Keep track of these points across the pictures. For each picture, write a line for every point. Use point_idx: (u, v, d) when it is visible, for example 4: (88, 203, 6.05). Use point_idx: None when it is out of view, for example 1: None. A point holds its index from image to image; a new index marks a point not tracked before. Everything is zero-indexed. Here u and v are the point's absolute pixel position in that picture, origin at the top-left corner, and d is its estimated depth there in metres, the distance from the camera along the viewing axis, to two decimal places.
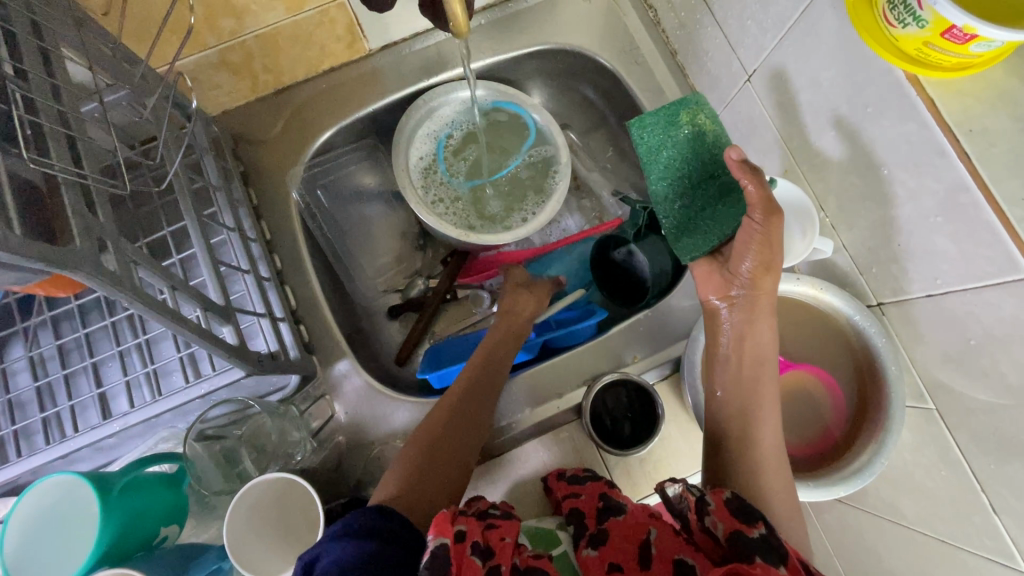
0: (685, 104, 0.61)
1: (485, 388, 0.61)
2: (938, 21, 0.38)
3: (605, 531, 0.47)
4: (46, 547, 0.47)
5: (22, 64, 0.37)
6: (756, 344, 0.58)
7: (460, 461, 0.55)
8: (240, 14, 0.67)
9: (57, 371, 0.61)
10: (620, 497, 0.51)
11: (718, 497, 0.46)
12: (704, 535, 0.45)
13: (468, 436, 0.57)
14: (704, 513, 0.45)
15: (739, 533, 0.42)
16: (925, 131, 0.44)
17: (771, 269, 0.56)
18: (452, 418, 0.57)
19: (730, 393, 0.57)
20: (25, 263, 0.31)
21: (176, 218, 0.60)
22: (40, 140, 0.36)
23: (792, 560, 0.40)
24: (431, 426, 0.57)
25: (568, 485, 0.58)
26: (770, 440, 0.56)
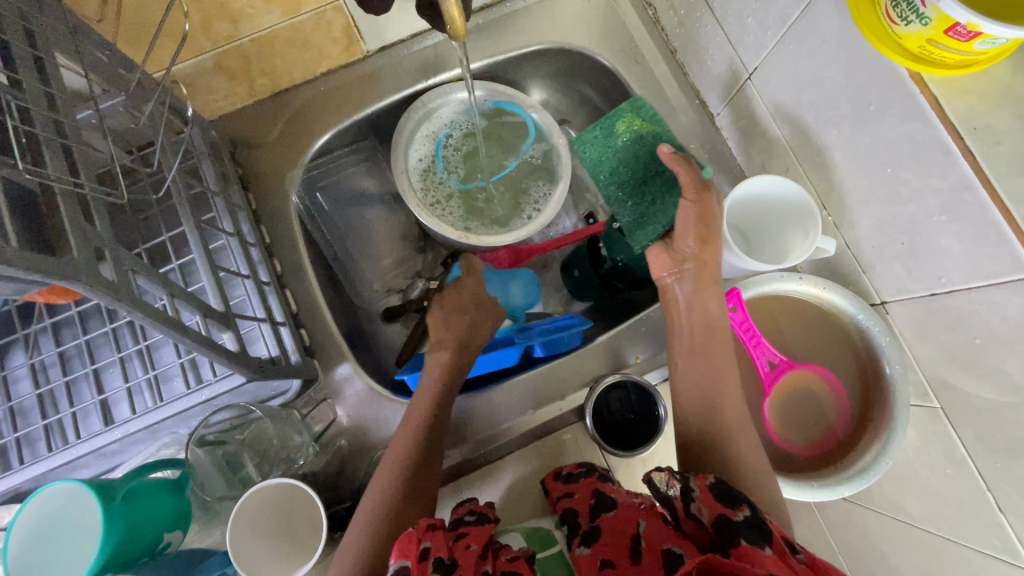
0: (619, 113, 0.66)
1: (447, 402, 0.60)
2: (942, 19, 0.37)
3: (597, 529, 0.49)
4: (51, 556, 0.47)
5: (17, 74, 0.37)
6: (706, 311, 0.59)
7: (432, 482, 0.57)
8: (235, 18, 0.66)
9: (58, 378, 0.61)
10: (612, 491, 0.53)
11: (702, 483, 0.44)
12: (691, 522, 0.43)
13: (436, 456, 0.58)
14: (689, 500, 0.43)
15: (723, 517, 0.40)
16: (929, 130, 0.43)
17: (711, 239, 0.59)
18: (421, 444, 0.57)
19: (693, 364, 0.58)
20: (21, 275, 0.31)
21: (175, 223, 0.60)
22: (36, 150, 0.36)
23: (778, 540, 0.38)
24: (399, 454, 0.56)
25: (561, 485, 0.58)
26: (736, 407, 0.56)
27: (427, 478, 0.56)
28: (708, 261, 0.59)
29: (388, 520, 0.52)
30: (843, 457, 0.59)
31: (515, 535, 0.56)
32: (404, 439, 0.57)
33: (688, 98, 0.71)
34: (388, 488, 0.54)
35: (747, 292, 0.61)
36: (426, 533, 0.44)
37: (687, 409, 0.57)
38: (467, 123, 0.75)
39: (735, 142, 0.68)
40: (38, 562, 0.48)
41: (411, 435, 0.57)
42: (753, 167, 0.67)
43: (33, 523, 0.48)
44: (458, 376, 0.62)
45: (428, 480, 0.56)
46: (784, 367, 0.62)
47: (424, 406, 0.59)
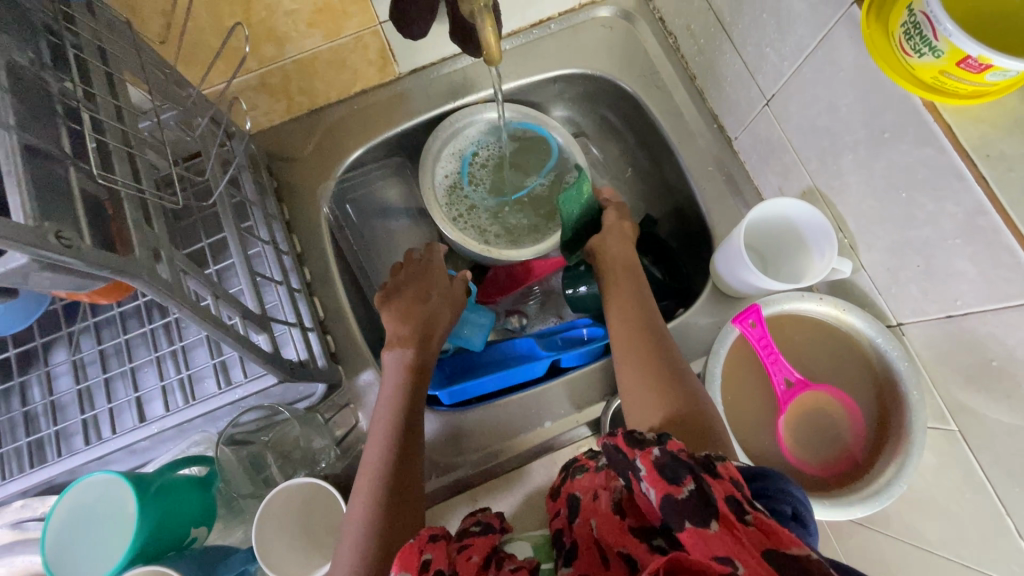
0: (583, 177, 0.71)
1: (414, 404, 0.59)
2: (953, 52, 0.39)
3: (573, 544, 0.48)
4: (89, 543, 0.50)
5: (92, 88, 0.40)
6: (630, 266, 0.66)
7: (415, 484, 0.55)
8: (281, 41, 0.64)
9: (97, 375, 0.64)
10: (578, 486, 0.53)
11: (646, 460, 0.43)
12: (643, 497, 0.43)
13: (415, 459, 0.56)
14: (637, 480, 0.42)
15: (668, 497, 0.39)
16: (943, 156, 0.45)
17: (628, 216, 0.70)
18: (399, 446, 0.56)
19: (626, 318, 0.62)
20: (93, 271, 0.33)
21: (215, 230, 0.63)
22: (106, 157, 0.39)
23: (724, 513, 0.37)
24: (374, 467, 0.55)
25: (553, 503, 0.57)
26: (665, 349, 0.59)
27: (409, 482, 0.55)
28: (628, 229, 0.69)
29: (383, 525, 0.51)
30: (860, 479, 0.58)
31: (522, 544, 0.55)
32: (376, 449, 0.56)
33: (707, 122, 0.73)
34: (371, 503, 0.52)
35: (767, 309, 0.62)
36: (428, 544, 0.45)
37: (624, 351, 0.60)
38: (491, 145, 0.78)
39: (753, 164, 0.69)
40: (75, 548, 0.50)
41: (387, 444, 0.56)
42: (770, 189, 0.68)
43: (70, 512, 0.50)
44: (424, 371, 0.61)
45: (411, 483, 0.55)
46: (801, 387, 0.62)
47: (392, 413, 0.58)
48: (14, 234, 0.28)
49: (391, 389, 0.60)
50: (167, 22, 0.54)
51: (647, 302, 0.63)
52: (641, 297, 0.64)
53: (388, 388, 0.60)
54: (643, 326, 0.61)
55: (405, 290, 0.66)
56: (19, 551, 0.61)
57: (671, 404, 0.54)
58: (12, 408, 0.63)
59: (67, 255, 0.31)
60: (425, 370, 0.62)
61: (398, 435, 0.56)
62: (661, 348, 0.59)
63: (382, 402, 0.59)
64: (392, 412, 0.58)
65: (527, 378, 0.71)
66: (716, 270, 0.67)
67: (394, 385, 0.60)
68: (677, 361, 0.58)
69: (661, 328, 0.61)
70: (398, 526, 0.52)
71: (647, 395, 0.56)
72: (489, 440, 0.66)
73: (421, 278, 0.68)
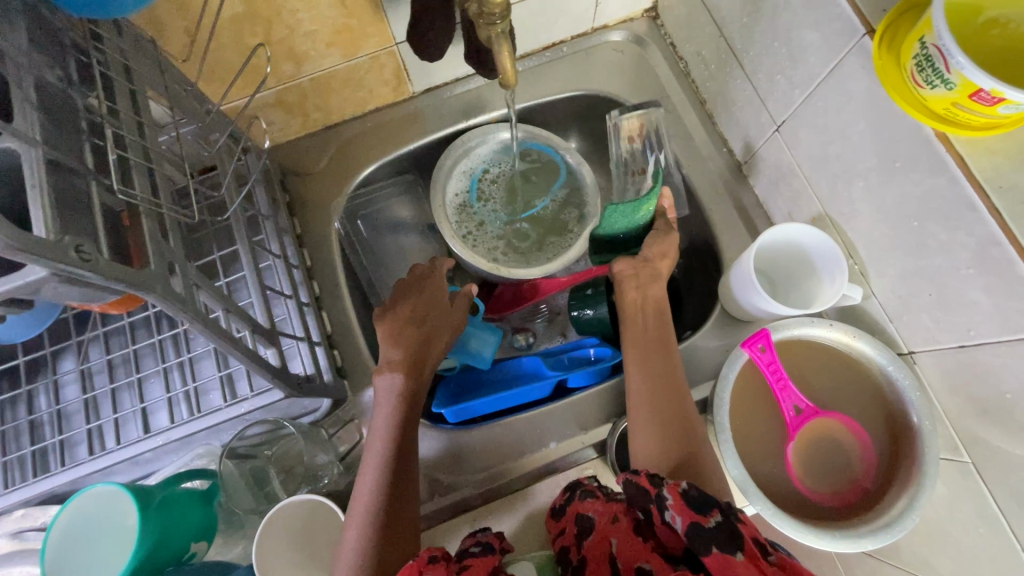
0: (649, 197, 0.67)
1: (408, 433, 0.57)
2: (966, 84, 0.39)
3: (581, 559, 0.50)
4: (86, 556, 0.49)
5: (116, 105, 0.41)
6: (658, 300, 0.64)
7: (409, 517, 0.54)
8: (299, 61, 0.63)
9: (104, 385, 0.64)
10: (589, 506, 0.53)
11: (673, 490, 0.47)
12: (666, 527, 0.47)
13: (409, 487, 0.55)
14: (663, 509, 0.46)
15: (696, 525, 0.44)
16: (955, 186, 0.45)
17: (671, 253, 0.66)
18: (392, 473, 0.54)
19: (641, 352, 0.61)
20: (109, 284, 0.34)
21: (227, 243, 0.64)
22: (126, 171, 0.40)
23: (749, 546, 0.42)
24: (366, 495, 0.53)
25: (559, 522, 0.56)
26: (676, 391, 0.59)
27: (402, 515, 0.54)
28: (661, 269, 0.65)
29: (374, 557, 0.50)
30: (869, 509, 0.57)
31: (525, 565, 0.54)
32: (370, 476, 0.54)
33: (717, 146, 0.74)
34: (363, 538, 0.51)
35: (777, 334, 0.61)
36: (428, 565, 0.46)
37: (638, 386, 0.59)
38: (502, 165, 0.79)
39: (763, 189, 0.70)
40: (73, 560, 0.49)
41: (380, 471, 0.54)
42: (780, 214, 0.68)
43: (70, 525, 0.50)
44: (416, 400, 0.59)
45: (406, 511, 0.54)
46: (810, 414, 0.60)
47: (386, 440, 0.56)
48: (35, 247, 0.29)
49: (385, 417, 0.57)
50: (189, 41, 0.55)
51: (661, 333, 0.62)
52: (652, 328, 0.62)
53: (383, 414, 0.57)
54: (655, 359, 0.60)
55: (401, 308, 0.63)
56: (17, 561, 0.60)
57: (672, 445, 0.56)
58: (19, 416, 0.63)
59: (86, 269, 0.31)
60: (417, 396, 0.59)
61: (393, 466, 0.55)
62: (671, 384, 0.59)
63: (376, 429, 0.57)
64: (387, 441, 0.56)
65: (531, 398, 0.71)
66: (725, 294, 0.67)
67: (388, 413, 0.57)
68: (685, 398, 0.59)
69: (673, 362, 0.61)
70: (390, 560, 0.51)
71: (653, 435, 0.57)
72: (493, 460, 0.65)
73: (420, 296, 0.64)
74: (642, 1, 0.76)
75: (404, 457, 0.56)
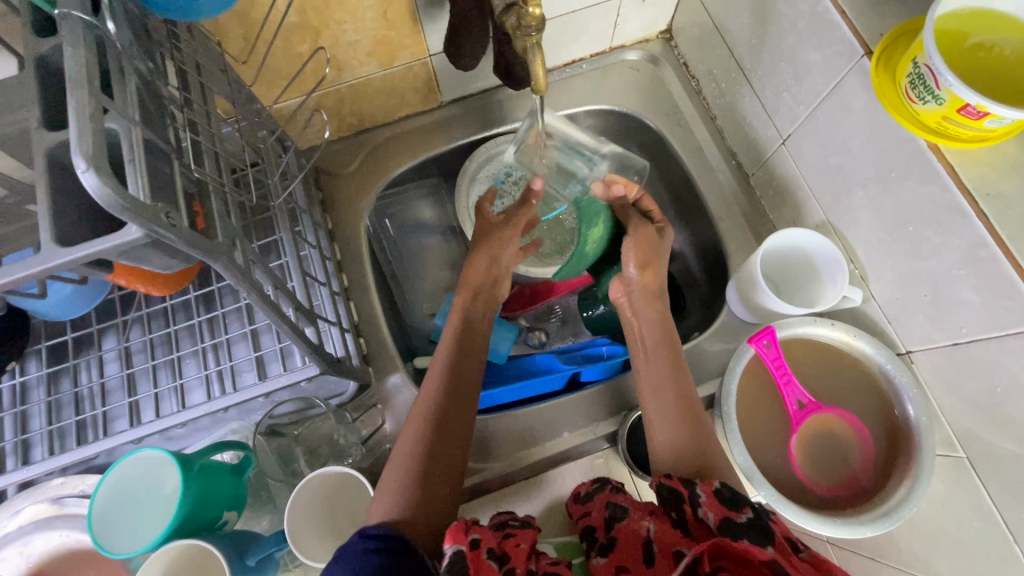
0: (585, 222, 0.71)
1: (474, 350, 0.62)
2: (954, 99, 0.44)
3: (612, 539, 0.52)
4: (136, 517, 0.53)
5: (191, 97, 0.46)
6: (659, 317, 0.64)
7: (464, 426, 0.57)
8: (341, 68, 0.69)
9: (142, 364, 0.68)
10: (622, 498, 0.56)
11: (707, 488, 0.47)
12: (699, 524, 0.47)
13: (467, 400, 0.58)
14: (696, 506, 0.47)
15: (728, 520, 0.44)
16: (946, 193, 0.49)
17: (651, 264, 0.66)
18: (453, 382, 0.58)
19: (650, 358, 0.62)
20: (184, 250, 0.38)
21: (266, 233, 0.68)
22: (199, 155, 0.45)
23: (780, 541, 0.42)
24: (432, 397, 0.57)
25: (581, 505, 0.61)
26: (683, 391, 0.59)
27: (458, 422, 0.56)
28: (648, 280, 0.65)
29: (428, 450, 0.53)
30: (868, 501, 0.59)
31: (548, 546, 0.60)
32: (434, 382, 0.58)
33: (726, 159, 0.79)
34: (425, 427, 0.54)
35: (781, 332, 0.65)
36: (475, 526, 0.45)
37: (644, 386, 0.61)
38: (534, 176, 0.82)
39: (770, 199, 0.74)
40: (121, 520, 0.53)
41: (442, 379, 0.58)
42: (785, 222, 0.72)
43: (115, 489, 0.53)
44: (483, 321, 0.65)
45: (463, 419, 0.57)
46: (813, 408, 0.64)
47: (451, 351, 0.61)
48: (138, 209, 0.33)
49: (455, 330, 0.63)
50: (247, 46, 0.60)
51: (675, 354, 0.62)
52: (664, 351, 0.62)
53: (449, 336, 0.62)
54: (671, 377, 0.60)
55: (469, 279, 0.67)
56: (56, 526, 0.63)
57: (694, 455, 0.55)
58: (62, 389, 0.67)
59: (172, 233, 0.35)
60: (460, 360, 0.60)
61: (439, 425, 0.54)
62: (685, 403, 0.58)
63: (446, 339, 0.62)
64: (436, 399, 0.56)
65: (545, 391, 0.74)
66: (732, 296, 0.70)
67: (459, 330, 0.63)
68: (698, 417, 0.58)
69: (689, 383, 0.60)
70: (442, 454, 0.53)
71: (660, 425, 0.58)
72: (510, 447, 0.68)
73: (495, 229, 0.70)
74: (658, 24, 0.81)
75: (456, 419, 0.56)
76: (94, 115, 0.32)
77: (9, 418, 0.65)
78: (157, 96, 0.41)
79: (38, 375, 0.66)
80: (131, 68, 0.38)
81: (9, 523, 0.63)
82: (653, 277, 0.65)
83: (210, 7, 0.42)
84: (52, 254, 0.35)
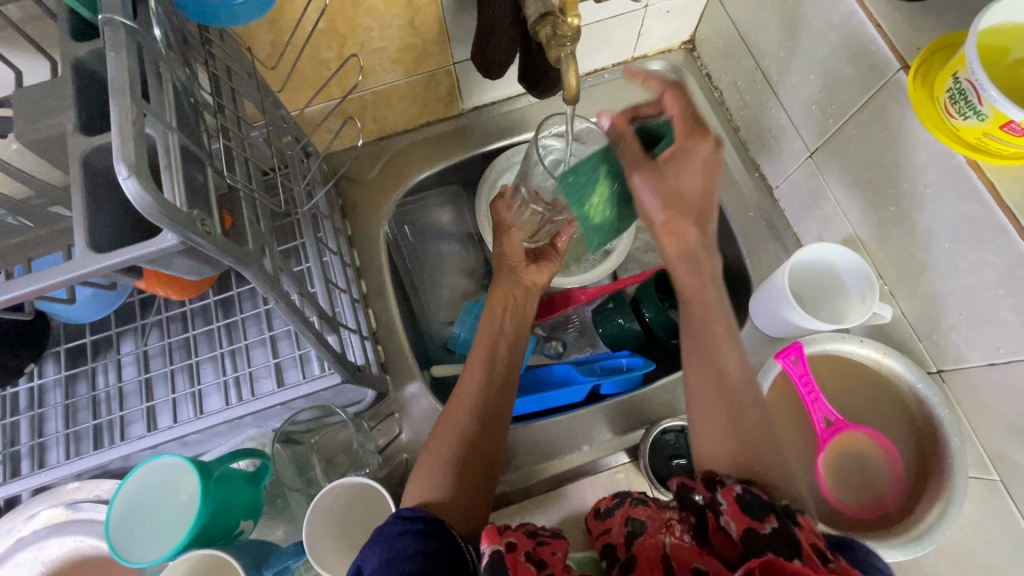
0: (580, 198, 0.59)
1: (514, 347, 0.64)
2: (997, 116, 0.43)
3: (633, 557, 0.49)
4: (154, 525, 0.52)
5: (223, 103, 0.46)
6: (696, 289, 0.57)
7: (503, 420, 0.59)
8: (365, 75, 0.69)
9: (159, 369, 0.67)
10: (641, 512, 0.55)
11: (728, 495, 0.44)
12: (720, 535, 0.43)
13: (506, 395, 0.60)
14: (717, 514, 0.44)
15: (751, 530, 0.41)
16: (986, 210, 0.48)
17: (681, 201, 0.55)
18: (491, 379, 0.60)
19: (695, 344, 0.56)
20: (216, 256, 0.37)
21: (287, 238, 0.68)
22: (231, 163, 0.45)
23: (808, 552, 0.38)
24: (473, 390, 0.59)
25: (602, 522, 0.59)
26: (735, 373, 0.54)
27: (498, 417, 0.58)
28: (680, 221, 0.56)
29: (464, 445, 0.55)
30: (897, 524, 0.58)
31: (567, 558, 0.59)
32: (477, 375, 0.60)
33: (749, 171, 0.78)
34: (465, 421, 0.57)
35: (808, 348, 0.63)
36: (508, 529, 0.46)
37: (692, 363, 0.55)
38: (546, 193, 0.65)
39: (795, 213, 0.73)
40: (139, 529, 0.52)
41: (481, 375, 0.60)
42: (810, 236, 0.72)
43: (131, 498, 0.53)
44: (520, 317, 0.68)
45: (501, 414, 0.59)
46: (840, 426, 0.62)
47: (490, 348, 0.63)
48: (176, 216, 0.32)
49: (495, 325, 0.65)
50: (276, 52, 0.60)
51: (723, 351, 0.55)
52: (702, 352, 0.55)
53: (490, 332, 0.65)
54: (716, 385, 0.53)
55: (497, 283, 0.70)
56: (71, 531, 0.62)
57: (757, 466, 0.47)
58: (80, 392, 0.66)
59: (206, 239, 0.35)
60: (495, 356, 0.62)
61: (478, 416, 0.57)
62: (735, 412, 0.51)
63: (485, 334, 0.65)
64: (475, 392, 0.59)
65: (564, 404, 0.73)
66: (758, 310, 0.69)
67: (497, 325, 0.65)
68: (754, 425, 0.51)
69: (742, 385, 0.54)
70: (481, 447, 0.56)
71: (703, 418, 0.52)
72: (528, 459, 0.67)
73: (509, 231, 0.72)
74: (681, 34, 0.81)
75: (493, 413, 0.58)
76: (136, 120, 0.32)
77: (25, 421, 0.65)
78: (192, 101, 0.41)
79: (56, 378, 0.65)
80: (170, 75, 0.38)
81: (23, 528, 0.62)
82: (673, 239, 0.57)
83: (247, 14, 0.42)
84: (87, 260, 0.34)
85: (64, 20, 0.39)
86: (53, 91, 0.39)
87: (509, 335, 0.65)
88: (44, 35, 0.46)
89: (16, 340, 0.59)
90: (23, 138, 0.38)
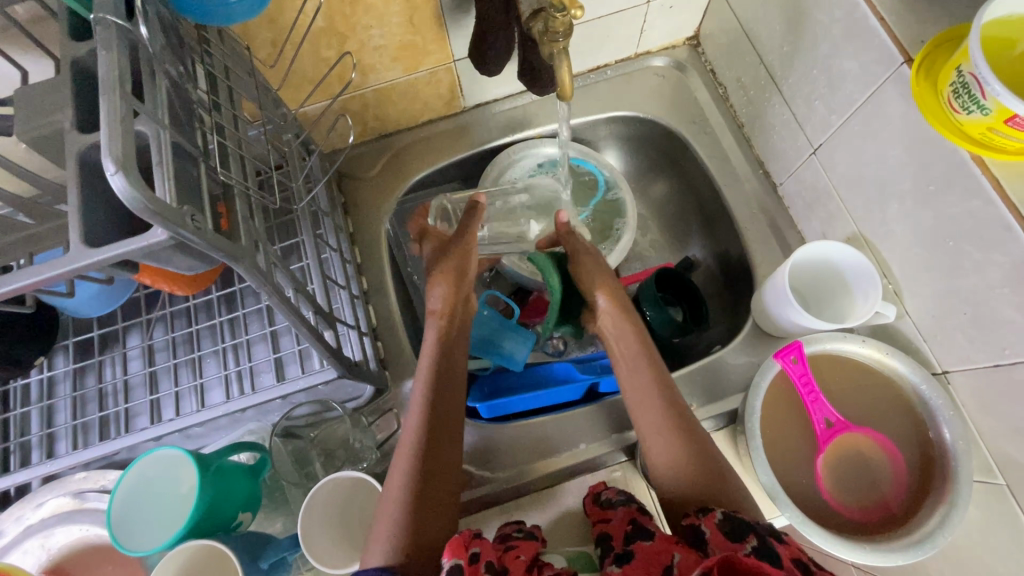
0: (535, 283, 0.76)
1: (452, 354, 0.64)
2: (1001, 110, 0.42)
3: (630, 552, 0.49)
4: (156, 515, 0.53)
5: (220, 101, 0.47)
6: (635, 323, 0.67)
7: (454, 433, 0.59)
8: (365, 72, 0.69)
9: (163, 362, 0.68)
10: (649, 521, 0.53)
11: (711, 524, 0.47)
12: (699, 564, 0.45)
13: (452, 408, 0.60)
14: (703, 543, 0.46)
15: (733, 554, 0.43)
16: (991, 207, 0.47)
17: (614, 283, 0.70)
18: (439, 394, 0.60)
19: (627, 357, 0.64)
20: (209, 253, 0.38)
21: (287, 236, 0.69)
22: (225, 160, 0.45)
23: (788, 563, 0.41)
24: (422, 406, 0.59)
25: (603, 509, 0.59)
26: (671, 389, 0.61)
27: (447, 430, 0.58)
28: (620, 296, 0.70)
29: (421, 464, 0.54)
30: (898, 527, 0.57)
31: (559, 556, 0.55)
32: (422, 391, 0.60)
33: (753, 168, 0.76)
34: (414, 439, 0.56)
35: (810, 347, 0.62)
36: (474, 539, 0.47)
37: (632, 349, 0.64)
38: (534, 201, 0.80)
39: (801, 211, 0.71)
40: (139, 520, 0.53)
41: (426, 389, 0.60)
42: (814, 234, 0.70)
43: (132, 491, 0.54)
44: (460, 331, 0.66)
45: (450, 428, 0.59)
46: (840, 428, 0.61)
47: (432, 361, 0.62)
48: (165, 212, 0.33)
49: (434, 336, 0.64)
50: (275, 51, 0.61)
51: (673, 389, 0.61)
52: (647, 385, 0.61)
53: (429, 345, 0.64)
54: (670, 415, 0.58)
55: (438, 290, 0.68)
56: (77, 520, 0.64)
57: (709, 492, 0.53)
58: (88, 384, 0.68)
59: (196, 235, 0.35)
60: (447, 373, 0.62)
61: (432, 431, 0.57)
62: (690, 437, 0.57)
63: (427, 346, 0.64)
64: (423, 409, 0.58)
65: (563, 400, 0.74)
66: (760, 306, 0.67)
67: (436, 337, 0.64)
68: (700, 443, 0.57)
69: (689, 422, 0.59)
70: (440, 462, 0.56)
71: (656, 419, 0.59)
72: (524, 457, 0.67)
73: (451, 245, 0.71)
74: (685, 30, 0.80)
75: (442, 430, 0.58)
76: (124, 117, 0.33)
77: (34, 411, 0.66)
78: (186, 99, 0.42)
79: (66, 370, 0.67)
80: (162, 74, 0.38)
81: (31, 516, 0.64)
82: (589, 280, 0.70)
83: (243, 12, 0.43)
84: (80, 254, 0.35)
85: (65, 22, 0.40)
86: (53, 90, 0.40)
87: (454, 349, 0.65)
88: (47, 35, 0.47)
89: (25, 333, 0.61)
90: (26, 136, 0.39)
